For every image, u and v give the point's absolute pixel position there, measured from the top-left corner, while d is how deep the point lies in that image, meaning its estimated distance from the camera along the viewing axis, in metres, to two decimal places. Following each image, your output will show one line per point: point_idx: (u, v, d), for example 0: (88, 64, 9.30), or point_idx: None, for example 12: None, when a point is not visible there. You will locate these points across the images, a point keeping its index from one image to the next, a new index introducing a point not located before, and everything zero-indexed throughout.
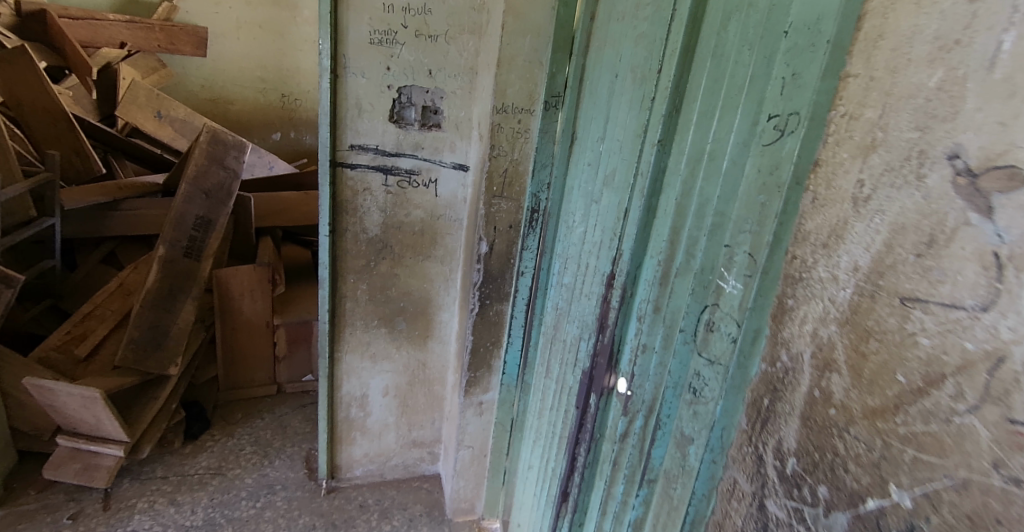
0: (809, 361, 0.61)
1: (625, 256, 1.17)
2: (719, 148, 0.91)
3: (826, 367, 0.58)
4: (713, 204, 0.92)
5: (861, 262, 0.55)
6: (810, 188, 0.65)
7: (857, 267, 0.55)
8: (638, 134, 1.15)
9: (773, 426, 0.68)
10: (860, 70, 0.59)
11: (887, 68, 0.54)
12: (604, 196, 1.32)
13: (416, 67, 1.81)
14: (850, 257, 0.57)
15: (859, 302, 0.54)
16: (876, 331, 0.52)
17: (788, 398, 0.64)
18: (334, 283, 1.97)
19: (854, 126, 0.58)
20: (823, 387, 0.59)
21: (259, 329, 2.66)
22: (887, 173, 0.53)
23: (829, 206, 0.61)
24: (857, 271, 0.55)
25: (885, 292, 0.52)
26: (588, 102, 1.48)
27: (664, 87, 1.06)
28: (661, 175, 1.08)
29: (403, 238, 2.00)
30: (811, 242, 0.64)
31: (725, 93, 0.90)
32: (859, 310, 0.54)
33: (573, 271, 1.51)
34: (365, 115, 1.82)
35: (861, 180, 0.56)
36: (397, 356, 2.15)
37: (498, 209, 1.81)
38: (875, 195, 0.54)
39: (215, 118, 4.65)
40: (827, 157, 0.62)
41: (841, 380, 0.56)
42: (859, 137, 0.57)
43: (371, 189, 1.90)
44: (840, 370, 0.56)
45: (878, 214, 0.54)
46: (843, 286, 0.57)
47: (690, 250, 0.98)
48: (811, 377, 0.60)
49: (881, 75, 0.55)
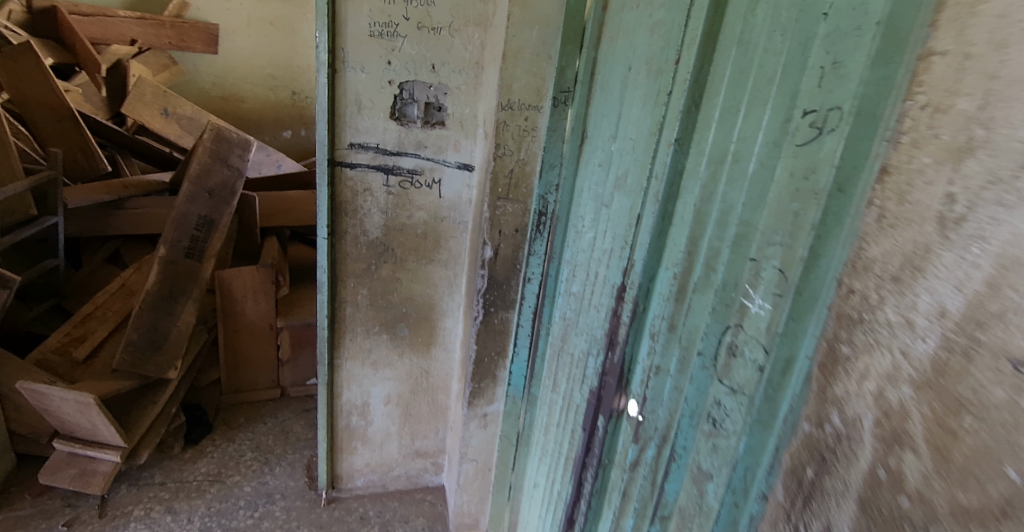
0: (870, 430, 0.51)
1: (637, 267, 1.06)
2: (744, 148, 0.80)
3: (895, 442, 0.48)
4: (737, 213, 0.81)
5: (950, 306, 0.44)
6: (875, 202, 0.57)
7: (944, 312, 0.45)
8: (653, 131, 1.04)
9: (819, 505, 0.60)
10: (950, 46, 0.49)
11: (993, 43, 0.43)
12: (615, 201, 1.21)
13: (418, 60, 1.73)
14: (934, 298, 0.46)
15: (946, 360, 0.44)
16: (971, 403, 0.41)
17: (841, 473, 0.55)
18: (333, 287, 1.89)
19: (942, 121, 0.48)
20: (890, 467, 0.48)
21: (261, 331, 2.62)
22: (991, 184, 0.42)
23: (903, 229, 0.51)
24: (944, 318, 0.44)
25: (986, 350, 0.41)
26: (599, 97, 1.38)
27: (682, 80, 0.95)
28: (678, 179, 0.96)
29: (405, 241, 1.91)
30: (875, 273, 0.55)
31: (752, 86, 0.79)
32: (946, 372, 0.44)
33: (581, 280, 1.41)
34: (366, 111, 1.74)
35: (950, 194, 0.46)
36: (399, 363, 2.06)
37: (504, 211, 1.72)
38: (971, 215, 0.43)
39: (226, 115, 4.65)
40: (900, 162, 0.53)
41: (919, 462, 0.45)
42: (948, 136, 0.47)
43: (372, 190, 1.82)
44: (917, 449, 0.45)
45: (976, 242, 0.43)
46: (922, 336, 0.46)
47: (709, 264, 0.87)
48: (873, 451, 0.50)
49: (982, 51, 0.44)
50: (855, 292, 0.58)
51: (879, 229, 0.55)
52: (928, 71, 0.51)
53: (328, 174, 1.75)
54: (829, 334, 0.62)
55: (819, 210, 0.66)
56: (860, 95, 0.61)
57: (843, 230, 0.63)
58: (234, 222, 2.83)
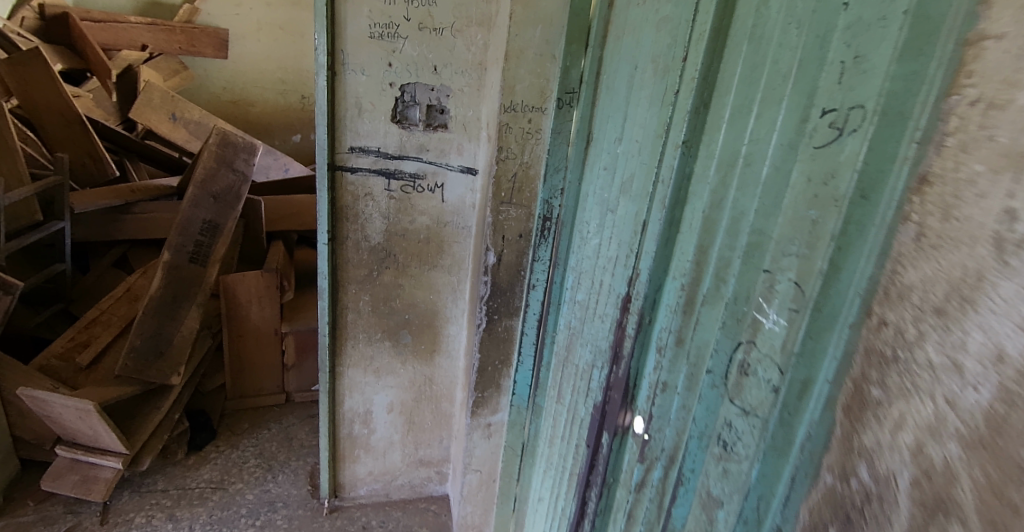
0: (907, 490, 0.43)
1: (642, 276, 1.00)
2: (756, 151, 0.74)
3: (938, 509, 0.40)
4: (749, 221, 0.75)
5: (1009, 349, 0.36)
6: (915, 215, 0.49)
7: (1001, 355, 0.37)
8: (659, 133, 0.98)
9: None
10: (1004, 28, 0.42)
11: None
12: (621, 206, 1.16)
13: (420, 62, 1.69)
14: (986, 338, 0.38)
15: (1002, 415, 0.36)
16: None
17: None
18: (335, 293, 1.87)
19: (997, 119, 0.40)
20: None
21: (266, 336, 2.64)
22: None
23: (948, 251, 0.43)
24: (1001, 363, 0.37)
25: None
26: (604, 98, 1.32)
27: (690, 78, 0.89)
28: (686, 183, 0.90)
29: (407, 246, 1.88)
30: (914, 302, 0.47)
31: (765, 83, 0.73)
32: (1001, 429, 0.36)
33: (587, 288, 1.36)
34: (366, 114, 1.71)
35: (1008, 211, 0.38)
36: (402, 371, 2.03)
37: (508, 216, 1.69)
38: None
39: (237, 120, 4.68)
40: (946, 168, 0.46)
41: None
42: (1004, 138, 0.40)
43: (374, 194, 1.80)
44: (965, 522, 0.37)
45: None
46: (972, 383, 0.39)
47: (719, 276, 0.81)
48: (913, 518, 0.42)
49: None
50: (888, 326, 0.51)
51: (918, 250, 0.48)
52: (979, 58, 0.44)
53: (328, 179, 1.73)
54: (862, 363, 0.55)
55: (840, 218, 0.60)
56: (885, 91, 0.55)
57: (867, 240, 0.57)
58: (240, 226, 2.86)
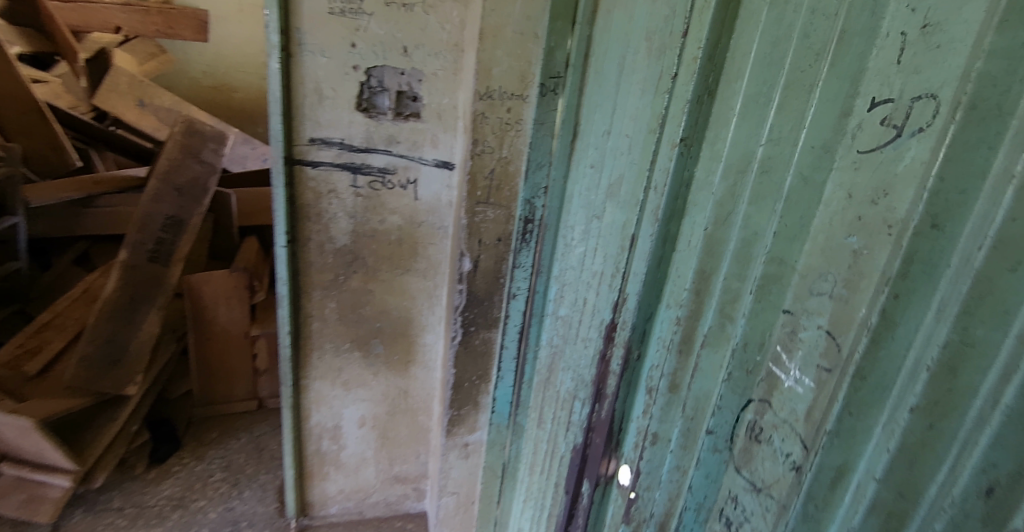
0: None
1: (629, 302, 0.82)
2: (774, 154, 0.56)
3: None
4: (766, 246, 0.57)
5: None
6: None
7: None
8: (652, 126, 0.79)
9: None
10: None
11: None
12: (608, 214, 0.99)
13: (387, 42, 1.51)
14: None
15: None
16: None
17: None
18: (298, 299, 1.77)
19: None
20: None
21: (236, 339, 2.60)
22: None
23: None
24: None
25: None
26: (592, 84, 1.16)
27: (690, 59, 0.69)
28: (684, 191, 0.72)
29: (378, 248, 1.76)
30: None
31: (791, 65, 0.54)
32: None
33: (570, 302, 1.21)
34: (328, 102, 1.54)
35: None
36: (373, 383, 1.95)
37: (484, 218, 1.51)
38: None
39: (219, 106, 4.46)
40: None
41: None
42: None
43: (338, 191, 1.65)
44: None
45: None
46: None
47: (724, 313, 0.64)
48: None
49: None
50: None
51: None
52: None
53: (285, 174, 1.57)
54: None
55: (898, 253, 0.43)
56: (976, 74, 0.38)
57: (940, 288, 0.41)
58: (209, 221, 2.79)
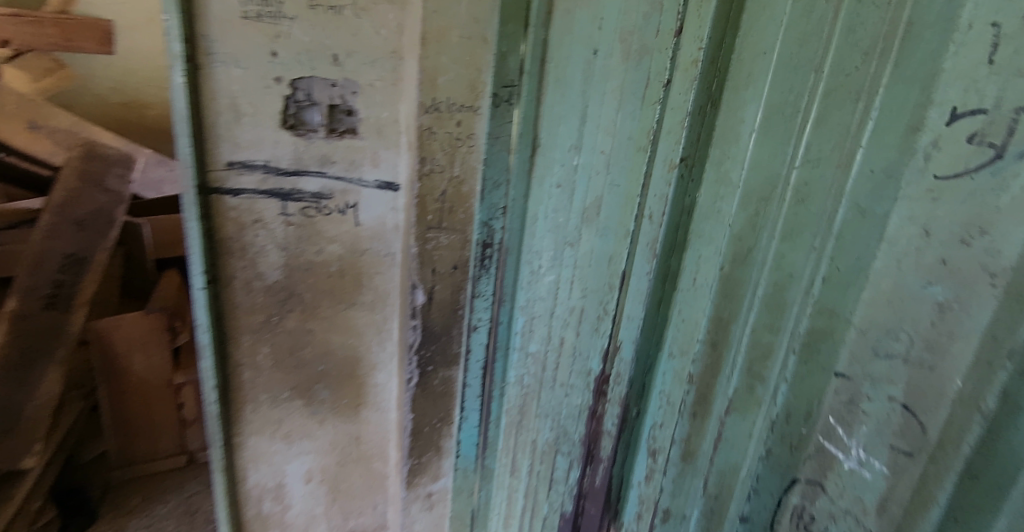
0: None
1: (623, 350, 0.70)
2: (812, 181, 0.45)
3: None
4: (810, 293, 0.46)
5: None
6: None
7: None
8: (640, 142, 0.67)
9: None
10: None
11: None
12: (584, 241, 0.86)
13: (314, 50, 1.32)
14: None
15: None
16: None
17: None
18: (223, 345, 1.55)
19: None
20: None
21: (156, 389, 2.28)
22: None
23: None
24: None
25: None
26: (553, 93, 1.03)
27: (686, 63, 0.57)
28: (686, 220, 0.61)
29: (317, 282, 1.55)
30: None
31: (831, 68, 0.43)
32: None
33: (541, 337, 1.09)
34: (247, 119, 1.34)
35: None
36: (320, 432, 1.74)
37: (437, 244, 1.34)
38: None
39: (133, 125, 3.67)
40: None
41: None
42: None
43: (266, 220, 1.44)
44: None
45: None
46: None
47: (753, 372, 0.52)
48: None
49: None
50: None
51: None
52: None
53: (198, 205, 1.36)
54: None
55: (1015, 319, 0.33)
56: None
57: None
58: (120, 256, 2.45)
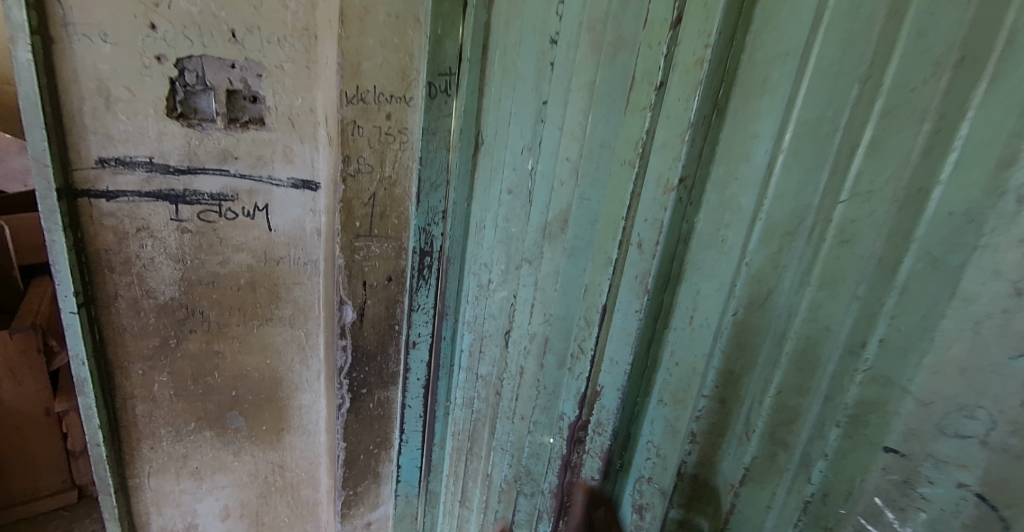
0: None
1: (605, 397, 0.61)
2: (860, 218, 0.39)
3: None
4: (857, 354, 0.39)
5: None
6: None
7: None
8: (625, 155, 0.57)
9: None
10: None
11: None
12: (547, 259, 0.75)
13: (204, 23, 1.08)
14: None
15: None
16: None
17: None
18: (107, 378, 1.27)
19: None
20: None
21: (30, 421, 1.89)
22: None
23: None
24: None
25: None
26: (499, 84, 0.90)
27: (685, 64, 0.48)
28: (682, 249, 0.53)
29: (223, 298, 1.32)
30: None
31: (894, 79, 0.36)
32: None
33: (493, 360, 0.97)
34: (121, 106, 1.07)
35: None
36: (236, 465, 1.51)
37: (368, 254, 1.16)
38: None
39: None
40: None
41: None
42: None
43: (153, 228, 1.18)
44: None
45: None
46: None
47: (776, 437, 0.45)
48: None
49: None
50: None
51: None
52: None
53: (61, 213, 1.07)
54: None
55: None
56: None
57: None
58: None
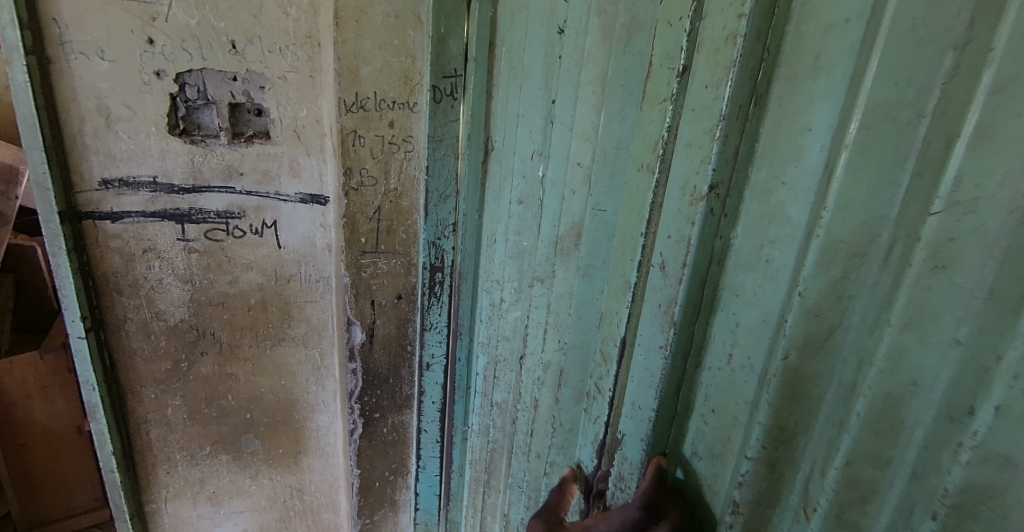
0: None
1: (626, 446, 0.52)
2: (959, 235, 0.29)
3: None
4: (962, 424, 0.29)
5: None
6: None
7: None
8: (642, 158, 0.48)
9: None
10: None
11: None
12: (559, 280, 0.66)
13: (202, 35, 1.04)
14: None
15: None
16: None
17: None
18: (119, 402, 1.25)
19: None
20: None
21: (62, 439, 1.91)
22: None
23: None
24: None
25: None
26: (507, 85, 0.83)
27: (713, 41, 0.39)
28: (716, 270, 0.43)
29: (234, 319, 1.28)
30: None
31: (1010, 42, 0.26)
32: None
33: (507, 386, 0.89)
34: (122, 125, 1.04)
35: None
36: (253, 489, 1.47)
37: (375, 271, 1.10)
38: None
39: None
40: None
41: None
42: None
43: (160, 249, 1.15)
44: None
45: None
46: None
47: (845, 519, 0.37)
48: None
49: None
50: None
51: None
52: None
53: (65, 236, 1.05)
54: None
55: None
56: None
57: None
58: (10, 284, 1.96)
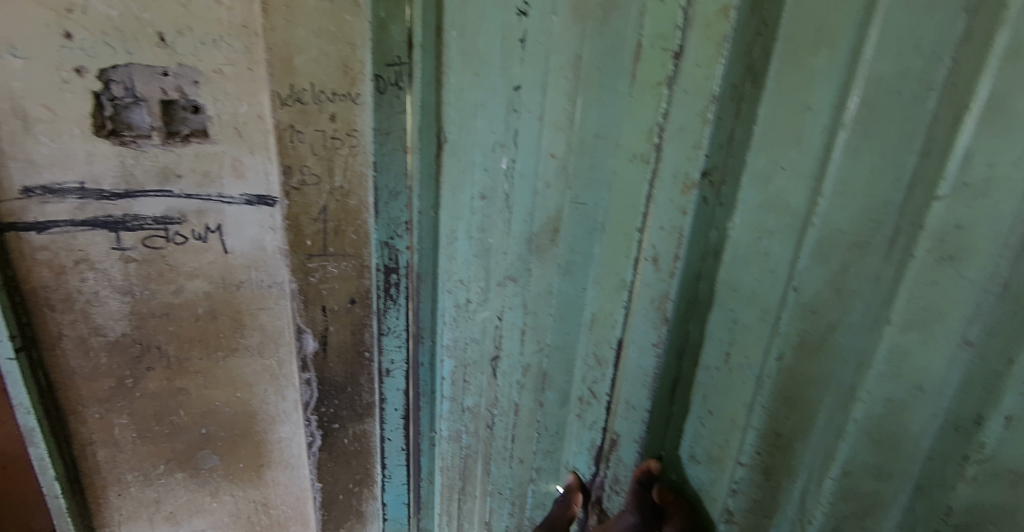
0: None
1: (621, 448, 0.50)
2: (968, 222, 0.27)
3: None
4: (972, 433, 0.29)
5: None
6: None
7: None
8: (635, 147, 0.45)
9: None
10: None
11: None
12: (537, 277, 0.63)
13: (126, 27, 0.90)
14: None
15: None
16: None
17: None
18: (60, 424, 1.14)
19: None
20: None
21: None
22: None
23: None
24: None
25: None
26: (456, 72, 0.77)
27: (706, 16, 0.36)
28: (710, 264, 0.41)
29: (180, 329, 1.14)
30: None
31: None
32: None
33: (478, 389, 0.85)
34: (42, 127, 0.92)
35: None
36: (216, 506, 1.34)
37: (325, 275, 1.05)
38: None
39: None
40: None
41: None
42: None
43: (94, 259, 1.03)
44: None
45: None
46: None
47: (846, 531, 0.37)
48: None
49: None
50: None
51: None
52: None
53: None
54: None
55: None
56: None
57: None
58: None
